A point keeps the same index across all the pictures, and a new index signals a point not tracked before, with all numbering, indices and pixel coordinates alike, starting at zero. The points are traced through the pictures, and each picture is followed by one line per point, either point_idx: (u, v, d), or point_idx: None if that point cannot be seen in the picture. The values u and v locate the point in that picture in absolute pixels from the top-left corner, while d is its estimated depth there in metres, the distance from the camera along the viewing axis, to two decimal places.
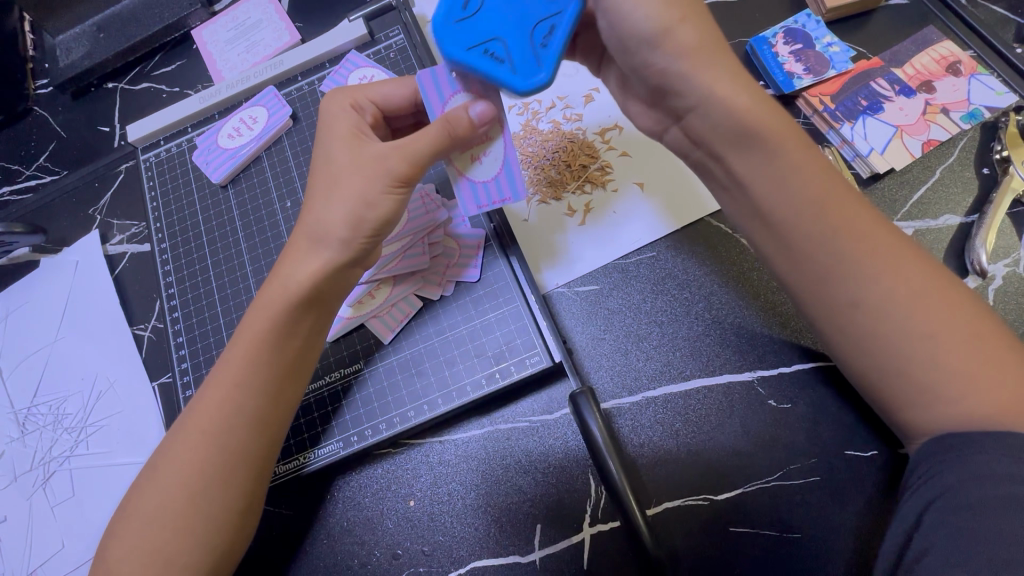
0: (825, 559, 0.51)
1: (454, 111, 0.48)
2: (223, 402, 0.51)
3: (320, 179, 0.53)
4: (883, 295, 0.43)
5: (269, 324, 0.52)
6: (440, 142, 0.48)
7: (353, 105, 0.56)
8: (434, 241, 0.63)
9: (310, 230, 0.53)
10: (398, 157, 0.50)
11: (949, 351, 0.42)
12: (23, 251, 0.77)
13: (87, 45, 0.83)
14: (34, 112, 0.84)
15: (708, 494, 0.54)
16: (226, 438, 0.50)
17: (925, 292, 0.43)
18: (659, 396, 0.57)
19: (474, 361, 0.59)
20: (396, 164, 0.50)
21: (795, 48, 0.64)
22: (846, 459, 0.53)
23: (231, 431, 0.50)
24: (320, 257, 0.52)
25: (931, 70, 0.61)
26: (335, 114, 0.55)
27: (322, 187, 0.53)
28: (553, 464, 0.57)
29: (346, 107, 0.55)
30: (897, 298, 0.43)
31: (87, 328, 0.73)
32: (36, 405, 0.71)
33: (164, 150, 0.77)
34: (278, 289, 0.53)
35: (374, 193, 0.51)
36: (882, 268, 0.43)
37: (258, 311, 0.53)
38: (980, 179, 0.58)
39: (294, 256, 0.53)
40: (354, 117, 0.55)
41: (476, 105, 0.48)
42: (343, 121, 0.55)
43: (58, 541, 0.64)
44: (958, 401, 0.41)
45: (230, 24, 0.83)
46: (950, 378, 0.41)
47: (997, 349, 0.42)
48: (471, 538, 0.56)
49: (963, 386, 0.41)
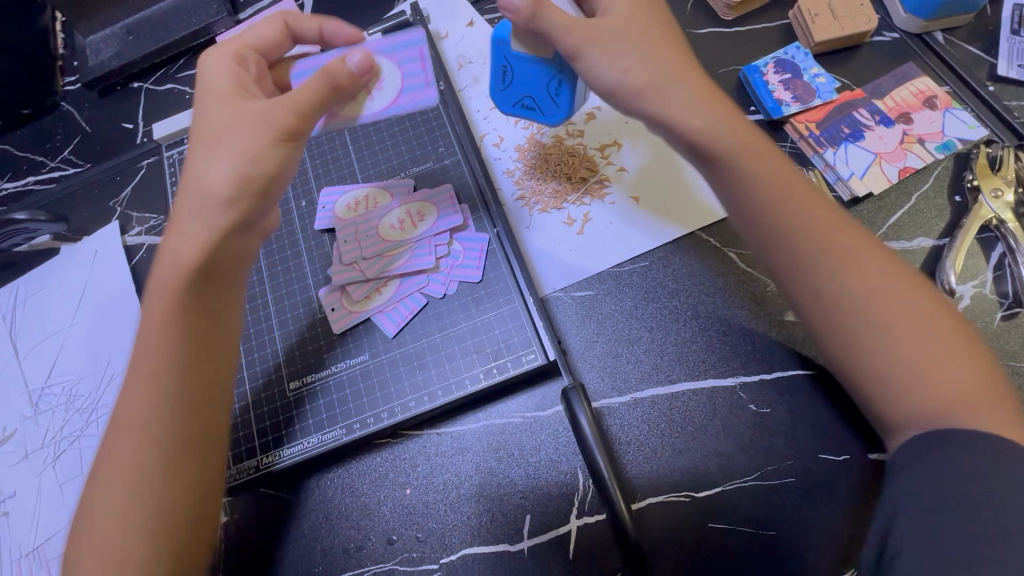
0: (796, 555, 0.54)
1: (334, 64, 0.52)
2: (163, 383, 0.50)
3: (199, 144, 0.52)
4: (864, 287, 0.46)
5: (176, 289, 0.51)
6: (324, 90, 0.52)
7: (230, 53, 0.56)
8: (366, 197, 0.71)
9: (191, 191, 0.52)
10: (285, 108, 0.51)
11: (916, 339, 0.45)
12: (44, 239, 0.81)
13: (117, 46, 0.88)
14: (61, 107, 0.89)
15: (690, 491, 0.57)
16: (177, 420, 0.50)
17: (892, 281, 0.47)
18: (647, 397, 0.61)
19: (474, 356, 0.62)
20: (281, 115, 0.51)
21: (785, 78, 0.69)
22: (821, 461, 0.56)
23: (178, 415, 0.50)
24: (217, 224, 0.51)
25: (909, 103, 0.66)
26: (215, 70, 0.55)
27: (235, 146, 0.51)
28: (545, 458, 0.60)
29: (228, 60, 0.55)
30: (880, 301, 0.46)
31: (103, 314, 0.76)
32: (50, 386, 0.73)
33: (189, 148, 0.80)
34: (178, 256, 0.52)
35: (260, 148, 0.51)
36: (869, 275, 0.47)
37: (164, 275, 0.52)
38: (953, 207, 0.63)
39: (181, 219, 0.52)
40: (233, 67, 0.55)
41: (353, 56, 0.53)
42: (225, 74, 0.54)
43: (66, 517, 0.67)
44: (921, 399, 0.45)
45: (253, 32, 0.88)
46: (926, 387, 0.45)
47: (955, 339, 0.46)
48: (464, 526, 0.59)
49: (927, 379, 0.45)
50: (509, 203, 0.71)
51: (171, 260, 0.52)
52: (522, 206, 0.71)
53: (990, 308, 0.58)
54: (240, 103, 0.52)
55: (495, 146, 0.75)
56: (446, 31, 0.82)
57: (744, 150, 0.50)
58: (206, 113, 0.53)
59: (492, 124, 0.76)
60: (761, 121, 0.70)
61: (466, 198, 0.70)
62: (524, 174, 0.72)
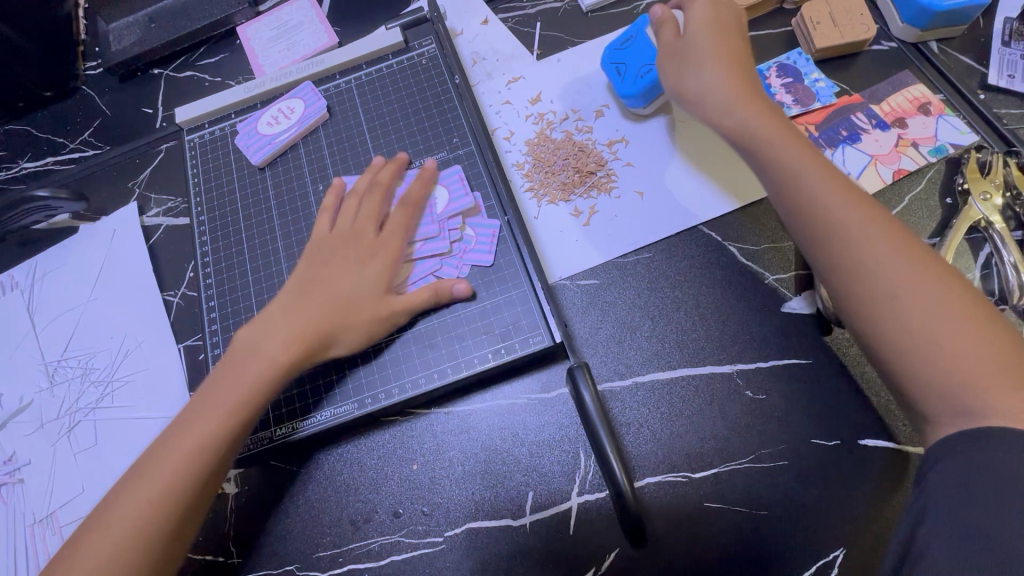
0: (786, 534, 0.56)
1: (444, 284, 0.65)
2: (247, 365, 0.59)
3: (354, 251, 0.66)
4: (905, 282, 0.47)
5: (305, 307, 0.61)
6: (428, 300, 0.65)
7: (378, 196, 0.69)
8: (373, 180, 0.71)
9: (338, 293, 0.63)
10: (404, 301, 0.64)
11: (934, 310, 0.46)
12: (63, 218, 0.83)
13: (139, 34, 0.91)
14: (82, 90, 0.92)
15: (687, 472, 0.59)
16: (283, 375, 0.59)
17: (921, 261, 0.48)
18: (647, 381, 0.63)
19: (483, 337, 0.65)
20: (399, 309, 0.64)
21: (786, 82, 0.72)
22: (812, 446, 0.58)
23: (280, 371, 0.59)
24: (359, 325, 0.62)
25: (904, 109, 0.69)
26: (367, 203, 0.69)
27: (369, 305, 0.63)
28: (549, 438, 0.62)
29: (375, 212, 0.68)
30: (927, 300, 0.46)
31: (120, 291, 0.78)
32: (66, 358, 0.75)
33: (209, 132, 0.83)
34: (324, 290, 0.63)
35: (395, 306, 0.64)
36: (915, 273, 0.47)
37: (299, 309, 0.61)
38: (944, 208, 0.65)
39: (339, 272, 0.64)
40: (376, 209, 0.69)
41: (458, 285, 0.65)
42: (369, 209, 0.68)
43: (79, 485, 0.68)
44: (947, 371, 0.44)
45: (273, 24, 0.91)
46: (968, 385, 0.43)
47: (993, 323, 0.45)
48: (468, 501, 0.61)
49: (973, 389, 0.43)
50: (519, 194, 0.74)
51: (315, 299, 0.62)
52: (531, 197, 0.73)
53: None
54: (379, 263, 0.65)
55: (506, 140, 0.77)
56: (461, 28, 0.85)
57: (778, 135, 0.56)
58: (337, 254, 0.66)
59: (504, 119, 0.78)
60: None
61: (478, 187, 0.72)
62: (534, 166, 0.75)
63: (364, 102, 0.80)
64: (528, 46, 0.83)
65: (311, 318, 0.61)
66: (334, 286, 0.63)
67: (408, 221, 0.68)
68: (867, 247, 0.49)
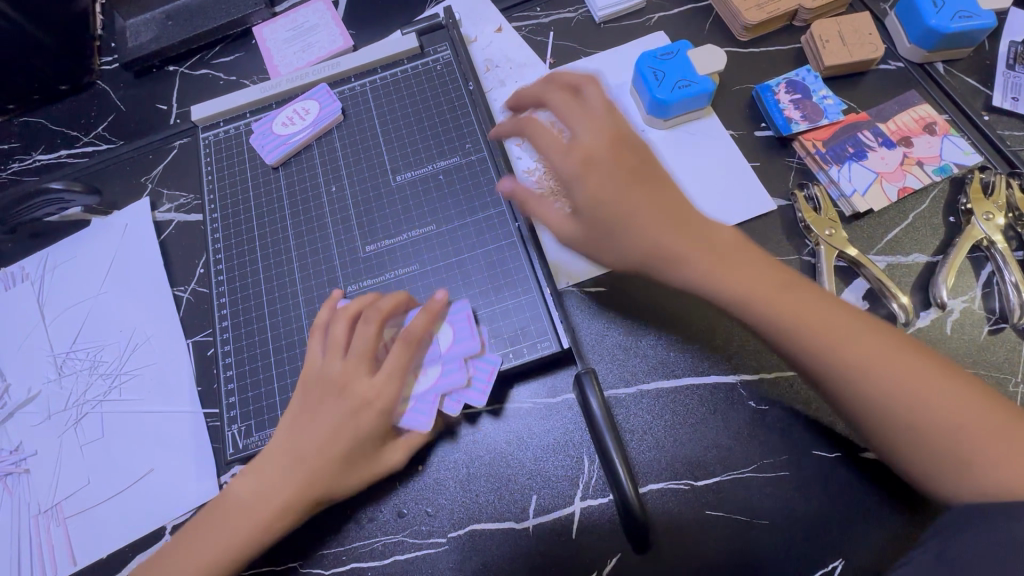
0: (787, 543, 0.57)
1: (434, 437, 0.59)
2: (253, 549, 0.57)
3: (337, 397, 0.59)
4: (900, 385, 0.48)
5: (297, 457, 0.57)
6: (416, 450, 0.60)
7: (374, 320, 0.60)
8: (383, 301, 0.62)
9: (322, 437, 0.58)
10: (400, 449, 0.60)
11: (927, 412, 0.47)
12: (75, 211, 0.84)
13: (156, 31, 0.92)
14: (96, 85, 0.92)
15: (689, 480, 0.60)
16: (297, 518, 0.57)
17: (902, 356, 0.49)
18: (652, 389, 0.64)
19: (491, 341, 0.65)
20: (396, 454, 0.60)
21: (795, 98, 0.72)
22: (814, 457, 0.59)
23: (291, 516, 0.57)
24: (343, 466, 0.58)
25: (910, 128, 0.70)
26: (364, 330, 0.60)
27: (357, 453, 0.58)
28: (554, 442, 0.63)
29: (367, 329, 0.60)
30: (917, 400, 0.48)
31: (130, 285, 0.79)
32: (75, 351, 0.76)
33: (224, 131, 0.83)
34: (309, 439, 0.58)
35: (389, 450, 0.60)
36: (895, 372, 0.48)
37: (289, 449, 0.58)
38: (947, 226, 0.67)
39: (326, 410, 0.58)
40: (370, 335, 0.60)
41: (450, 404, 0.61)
42: (363, 338, 0.60)
43: (84, 477, 0.69)
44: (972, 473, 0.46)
45: (289, 25, 0.92)
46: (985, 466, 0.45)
47: (975, 404, 0.48)
48: (472, 504, 0.62)
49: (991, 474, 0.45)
50: None
51: (303, 449, 0.58)
52: None
53: (978, 322, 0.62)
54: (372, 417, 0.58)
55: (518, 147, 0.78)
56: (475, 35, 0.86)
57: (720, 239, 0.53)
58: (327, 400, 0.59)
59: None
60: (771, 136, 0.74)
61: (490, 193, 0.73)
62: None
63: (378, 106, 0.81)
64: (541, 56, 0.84)
65: (308, 471, 0.57)
66: (321, 435, 0.58)
67: (409, 358, 0.60)
68: (847, 358, 0.49)
